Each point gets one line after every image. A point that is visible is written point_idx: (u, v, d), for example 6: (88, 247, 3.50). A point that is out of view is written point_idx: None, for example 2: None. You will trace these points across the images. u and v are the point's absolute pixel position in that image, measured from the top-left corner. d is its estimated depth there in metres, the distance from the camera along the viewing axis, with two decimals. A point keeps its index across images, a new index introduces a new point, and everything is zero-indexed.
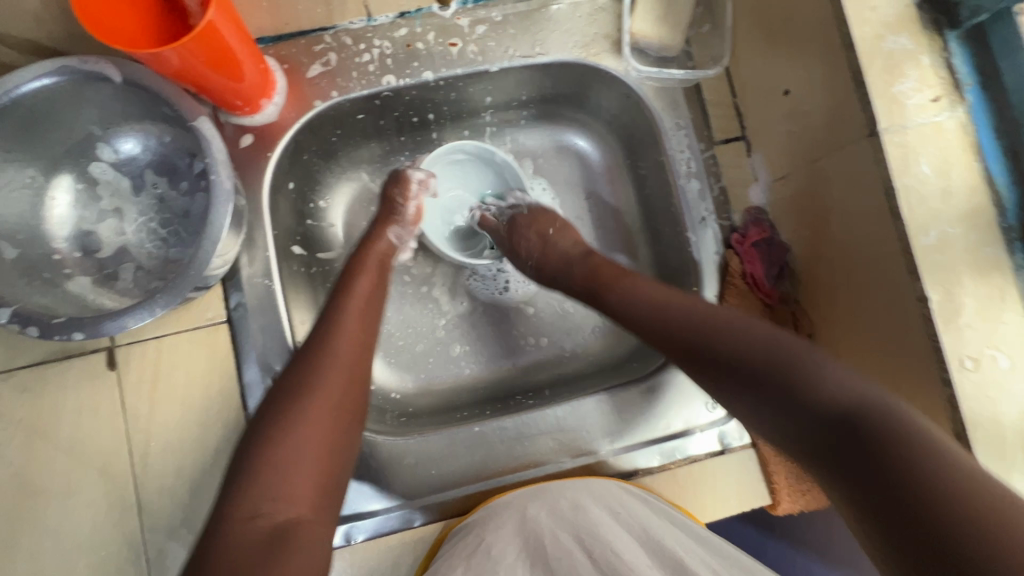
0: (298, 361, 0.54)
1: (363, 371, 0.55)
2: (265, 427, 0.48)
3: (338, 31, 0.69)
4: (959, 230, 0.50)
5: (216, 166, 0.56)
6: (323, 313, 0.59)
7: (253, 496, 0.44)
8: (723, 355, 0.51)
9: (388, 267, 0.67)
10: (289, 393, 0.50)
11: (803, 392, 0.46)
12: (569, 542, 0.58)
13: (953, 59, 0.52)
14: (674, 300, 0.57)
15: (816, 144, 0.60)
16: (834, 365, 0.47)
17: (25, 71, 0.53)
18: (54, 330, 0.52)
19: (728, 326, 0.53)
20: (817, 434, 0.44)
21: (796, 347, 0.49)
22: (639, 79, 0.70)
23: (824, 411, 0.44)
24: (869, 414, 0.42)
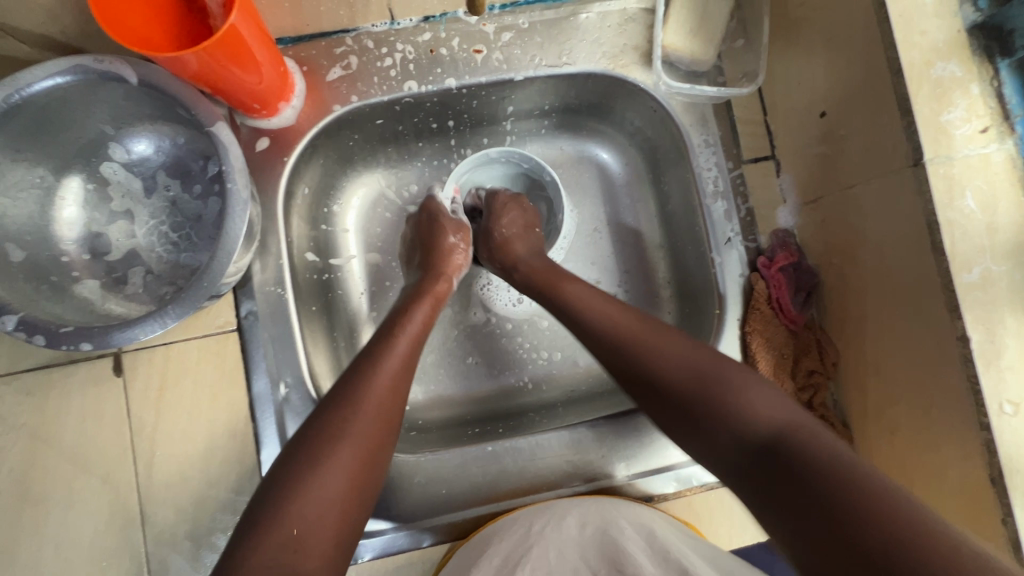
0: (335, 394, 0.51)
1: (396, 414, 0.52)
2: (292, 470, 0.45)
3: (360, 34, 0.67)
4: (1003, 268, 0.47)
5: (232, 174, 0.54)
6: (373, 344, 0.56)
7: (274, 543, 0.42)
8: (659, 366, 0.52)
9: (439, 301, 0.64)
10: (324, 433, 0.47)
11: (732, 409, 0.47)
12: (574, 560, 0.55)
13: (1004, 88, 0.49)
14: (616, 311, 0.59)
15: (851, 169, 0.58)
16: (759, 386, 0.48)
17: (38, 69, 0.52)
18: (62, 339, 0.51)
19: (665, 341, 0.54)
20: (743, 450, 0.46)
21: (724, 367, 0.51)
22: (668, 93, 0.68)
23: (748, 428, 0.46)
24: (791, 433, 0.44)
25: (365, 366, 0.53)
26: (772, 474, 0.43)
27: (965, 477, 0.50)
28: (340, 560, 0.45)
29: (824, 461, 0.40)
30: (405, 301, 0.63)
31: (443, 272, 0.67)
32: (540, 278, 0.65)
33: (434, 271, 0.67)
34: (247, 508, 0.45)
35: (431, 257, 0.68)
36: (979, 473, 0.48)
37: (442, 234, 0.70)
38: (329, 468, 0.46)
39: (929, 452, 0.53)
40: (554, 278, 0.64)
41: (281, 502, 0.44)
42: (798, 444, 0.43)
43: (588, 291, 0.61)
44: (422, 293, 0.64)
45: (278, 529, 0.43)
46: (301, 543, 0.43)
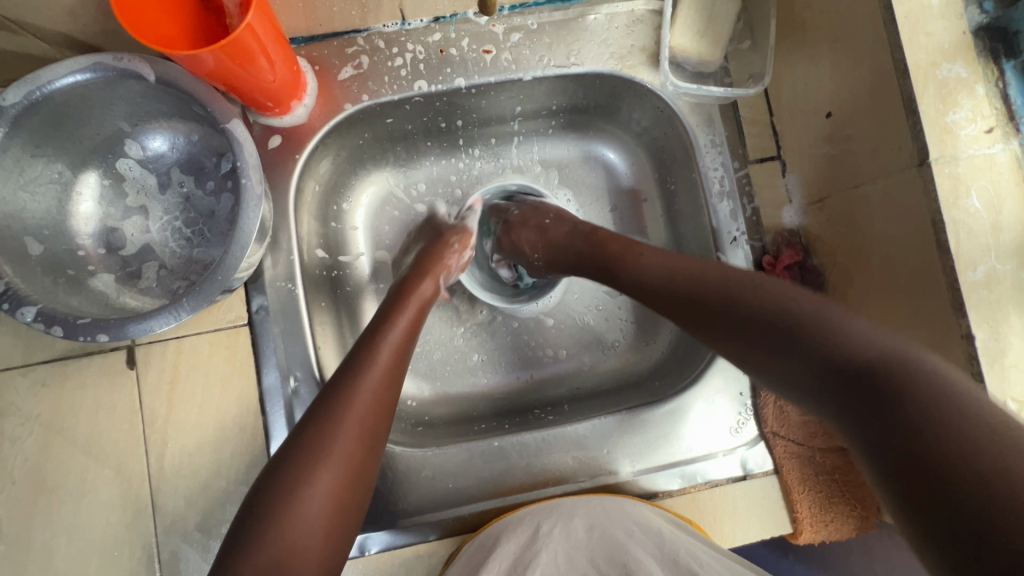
0: (312, 410, 0.48)
1: (377, 425, 0.50)
2: (270, 495, 0.43)
3: (371, 34, 0.68)
4: (1008, 267, 0.48)
5: (247, 170, 0.55)
6: (352, 353, 0.53)
7: (258, 565, 0.40)
8: (733, 309, 0.47)
9: (427, 305, 0.63)
10: (301, 453, 0.45)
11: (822, 342, 0.40)
12: (583, 565, 0.58)
13: (1009, 89, 0.50)
14: (683, 262, 0.54)
15: (857, 169, 0.58)
16: (860, 318, 0.41)
17: (59, 66, 0.53)
18: (79, 331, 0.51)
19: (742, 281, 0.49)
20: (836, 390, 0.39)
21: (811, 301, 0.44)
22: (675, 94, 0.69)
23: (839, 362, 0.39)
24: (896, 368, 0.36)
25: (349, 372, 0.51)
26: (871, 415, 0.36)
27: None
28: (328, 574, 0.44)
29: (930, 396, 0.34)
30: (390, 305, 0.61)
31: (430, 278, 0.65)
32: (596, 254, 0.63)
33: (423, 275, 0.65)
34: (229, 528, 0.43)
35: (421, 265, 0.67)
36: None
37: (444, 245, 0.71)
38: (312, 481, 0.44)
39: None
40: (605, 253, 0.62)
41: (263, 521, 0.42)
42: (896, 375, 0.36)
43: (650, 253, 0.58)
44: (408, 297, 0.62)
45: (261, 550, 0.41)
46: (285, 563, 0.41)
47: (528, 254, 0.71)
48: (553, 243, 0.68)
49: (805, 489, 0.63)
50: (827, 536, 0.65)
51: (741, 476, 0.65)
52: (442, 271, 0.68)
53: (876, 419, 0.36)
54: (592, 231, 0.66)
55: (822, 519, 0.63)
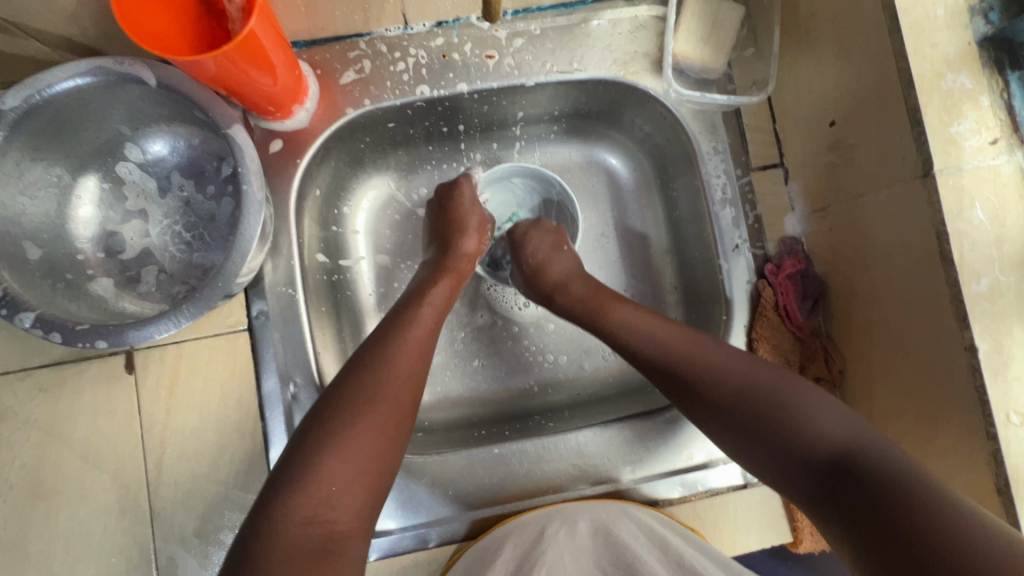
0: (363, 356, 0.52)
1: (421, 376, 0.53)
2: (320, 428, 0.46)
3: (373, 38, 0.67)
4: (1012, 279, 0.48)
5: (247, 176, 0.55)
6: (397, 313, 0.57)
7: (311, 501, 0.43)
8: (719, 391, 0.51)
9: (463, 274, 0.66)
10: (355, 393, 0.48)
11: (798, 430, 0.46)
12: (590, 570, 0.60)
13: (1013, 100, 0.50)
14: (666, 327, 0.57)
15: (861, 179, 0.58)
16: (824, 403, 0.47)
17: (59, 69, 0.52)
18: (78, 337, 0.51)
19: (718, 356, 0.53)
20: (813, 477, 0.44)
21: (787, 385, 0.49)
22: (678, 100, 0.68)
23: (819, 451, 0.44)
24: (862, 457, 0.42)
25: (392, 330, 0.54)
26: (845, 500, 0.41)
27: (972, 488, 0.50)
28: (371, 518, 0.46)
29: (899, 476, 0.39)
30: (428, 277, 0.64)
31: (466, 253, 0.67)
32: (583, 303, 0.64)
33: (456, 241, 0.68)
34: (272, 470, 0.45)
35: (449, 232, 0.69)
36: (986, 483, 0.48)
37: (471, 206, 0.70)
38: (365, 418, 0.47)
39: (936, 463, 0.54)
40: (597, 300, 0.63)
41: (316, 451, 0.45)
42: (871, 464, 0.41)
43: (637, 312, 0.60)
44: (446, 268, 0.65)
45: (312, 488, 0.43)
46: (336, 500, 0.43)
47: (521, 259, 0.70)
48: (551, 280, 0.67)
49: None
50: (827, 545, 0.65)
51: (742, 485, 0.65)
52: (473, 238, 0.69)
53: (851, 506, 0.40)
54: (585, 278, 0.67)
55: None
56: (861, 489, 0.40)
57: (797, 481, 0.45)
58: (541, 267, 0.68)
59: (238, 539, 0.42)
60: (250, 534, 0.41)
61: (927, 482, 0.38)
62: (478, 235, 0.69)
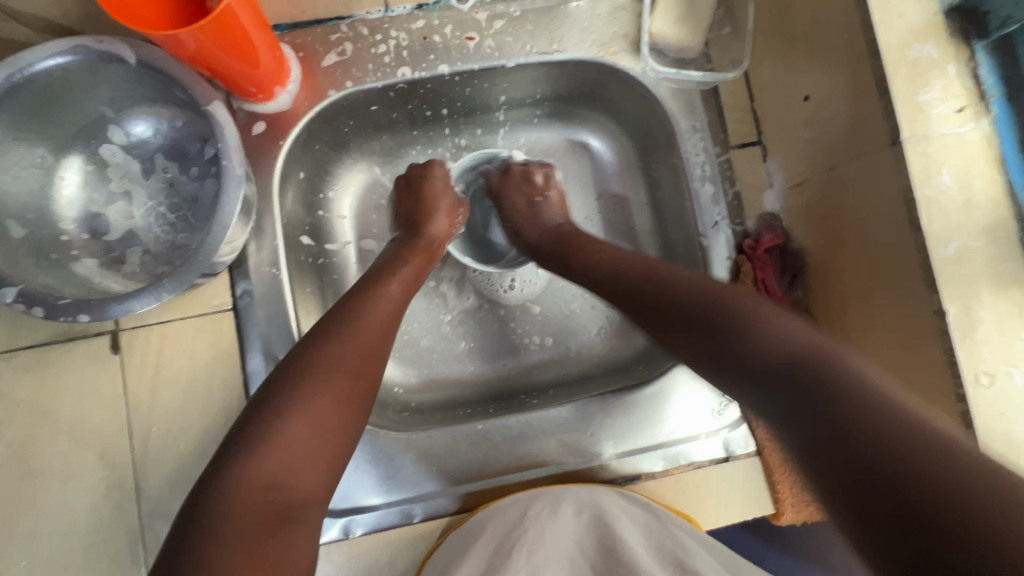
0: (326, 325, 0.53)
1: (385, 347, 0.54)
2: (284, 394, 0.47)
3: (354, 21, 0.68)
4: (978, 243, 0.49)
5: (228, 152, 0.56)
6: (362, 285, 0.58)
7: (271, 466, 0.43)
8: (675, 304, 0.51)
9: (433, 256, 0.67)
10: (319, 362, 0.49)
11: (753, 340, 0.44)
12: (571, 551, 0.59)
13: (979, 70, 0.51)
14: (634, 261, 0.58)
15: (834, 152, 0.59)
16: (785, 317, 0.45)
17: (40, 48, 0.53)
18: (61, 311, 0.52)
19: (683, 278, 0.53)
20: (766, 385, 0.43)
21: (753, 300, 0.48)
22: (656, 79, 0.69)
23: (771, 357, 0.43)
24: (817, 361, 0.40)
25: (358, 303, 0.55)
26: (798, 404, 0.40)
27: None
28: (331, 485, 0.47)
29: (853, 387, 0.38)
30: (397, 254, 0.65)
31: (437, 236, 0.68)
32: (557, 247, 0.65)
33: (426, 217, 0.69)
34: (229, 435, 0.46)
35: (417, 205, 0.70)
36: None
37: (444, 194, 0.71)
38: (328, 386, 0.48)
39: None
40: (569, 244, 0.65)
41: (277, 418, 0.45)
42: (819, 371, 0.40)
43: (606, 247, 0.61)
44: (414, 248, 0.66)
45: (270, 454, 0.44)
46: (294, 467, 0.44)
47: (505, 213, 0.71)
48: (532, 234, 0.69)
49: (786, 470, 0.64)
50: (808, 517, 0.65)
51: (725, 458, 0.65)
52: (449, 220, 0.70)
53: (804, 412, 0.39)
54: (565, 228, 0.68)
55: (803, 499, 0.64)
56: (815, 395, 0.39)
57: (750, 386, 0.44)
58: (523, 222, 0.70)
59: (192, 500, 0.42)
60: (206, 494, 0.42)
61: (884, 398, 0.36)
62: (445, 208, 0.70)
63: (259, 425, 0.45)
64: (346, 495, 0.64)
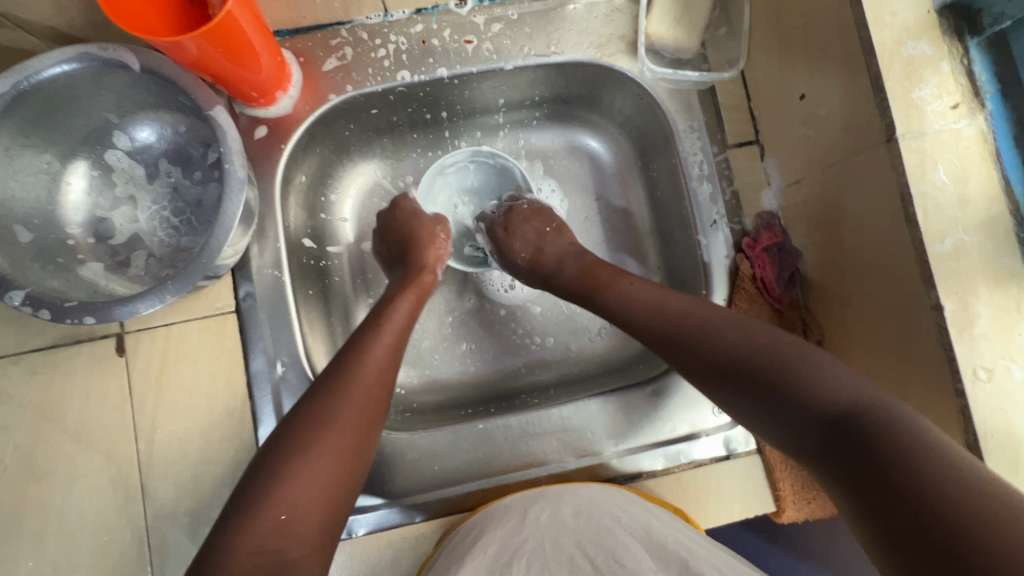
0: (322, 380, 0.52)
1: (379, 398, 0.53)
2: (275, 455, 0.46)
3: (354, 26, 0.69)
4: (975, 238, 0.49)
5: (230, 156, 0.56)
6: (358, 333, 0.57)
7: (261, 529, 0.43)
8: (720, 352, 0.51)
9: (426, 293, 0.66)
10: (310, 420, 0.48)
11: (797, 391, 0.45)
12: (570, 549, 0.59)
13: (973, 65, 0.51)
14: (672, 303, 0.57)
15: (831, 150, 0.59)
16: (836, 365, 0.45)
17: (45, 56, 0.54)
18: (66, 314, 0.53)
19: (726, 323, 0.53)
20: (812, 435, 0.43)
21: (798, 349, 0.48)
22: (653, 80, 0.70)
23: (821, 408, 0.43)
24: (869, 413, 0.41)
25: (351, 354, 0.55)
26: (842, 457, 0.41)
27: None
28: (324, 543, 0.46)
29: (906, 440, 0.38)
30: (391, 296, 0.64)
31: (426, 264, 0.69)
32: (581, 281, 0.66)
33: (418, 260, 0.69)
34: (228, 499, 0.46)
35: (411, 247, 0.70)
36: (955, 439, 0.49)
37: (426, 224, 0.72)
38: (320, 443, 0.47)
39: None
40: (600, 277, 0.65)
41: (267, 482, 0.45)
42: (871, 423, 0.40)
43: (639, 286, 0.61)
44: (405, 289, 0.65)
45: (261, 519, 0.43)
46: (286, 529, 0.44)
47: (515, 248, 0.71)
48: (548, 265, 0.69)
49: (788, 468, 0.64)
50: (810, 514, 0.65)
51: (725, 456, 0.66)
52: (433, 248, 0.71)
53: (855, 469, 0.39)
54: (584, 255, 0.69)
55: (804, 496, 0.64)
56: (866, 451, 0.39)
57: (801, 437, 0.44)
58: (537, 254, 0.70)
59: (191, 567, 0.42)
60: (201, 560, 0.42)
61: (934, 452, 0.37)
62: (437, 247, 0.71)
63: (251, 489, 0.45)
64: None
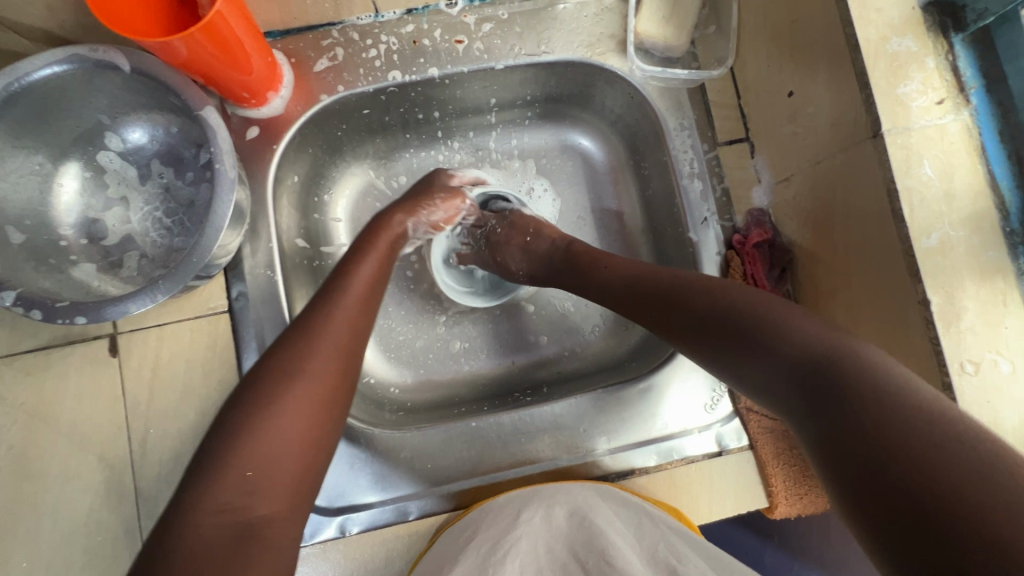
0: (290, 334, 0.50)
1: (351, 354, 0.51)
2: (243, 412, 0.45)
3: (345, 27, 0.69)
4: (961, 233, 0.49)
5: (221, 155, 0.57)
6: (328, 286, 0.55)
7: (227, 486, 0.41)
8: (699, 310, 0.50)
9: (393, 252, 0.64)
10: (278, 373, 0.46)
11: (772, 342, 0.44)
12: (564, 556, 0.62)
13: (958, 62, 0.52)
14: (655, 270, 0.57)
15: (819, 147, 0.59)
16: (819, 320, 0.44)
17: (36, 58, 0.54)
18: (57, 314, 0.53)
19: (704, 283, 0.52)
20: (788, 390, 0.42)
21: (775, 302, 0.47)
22: (643, 78, 0.70)
23: (796, 357, 0.42)
24: (843, 358, 0.39)
25: (322, 307, 0.52)
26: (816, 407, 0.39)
27: None
28: (298, 502, 0.45)
29: (879, 382, 0.37)
30: (357, 247, 0.61)
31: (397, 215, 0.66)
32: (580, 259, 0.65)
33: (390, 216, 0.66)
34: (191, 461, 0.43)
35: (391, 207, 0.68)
36: None
37: (426, 198, 0.69)
38: (287, 396, 0.45)
39: None
40: (591, 256, 0.64)
41: (234, 438, 0.43)
42: (844, 367, 0.39)
43: (620, 261, 0.61)
44: (373, 242, 0.62)
45: (228, 476, 0.41)
46: (253, 485, 0.42)
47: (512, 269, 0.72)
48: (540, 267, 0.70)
49: (780, 464, 0.64)
50: (802, 510, 0.65)
51: (717, 452, 0.66)
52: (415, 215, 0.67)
53: (827, 414, 0.38)
54: (569, 244, 0.68)
55: (796, 492, 0.64)
56: (838, 393, 0.38)
57: (778, 386, 0.43)
58: (531, 267, 0.70)
59: (154, 532, 0.39)
60: (166, 519, 0.40)
61: (912, 393, 0.35)
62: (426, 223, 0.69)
63: (218, 447, 0.43)
64: (342, 494, 0.64)
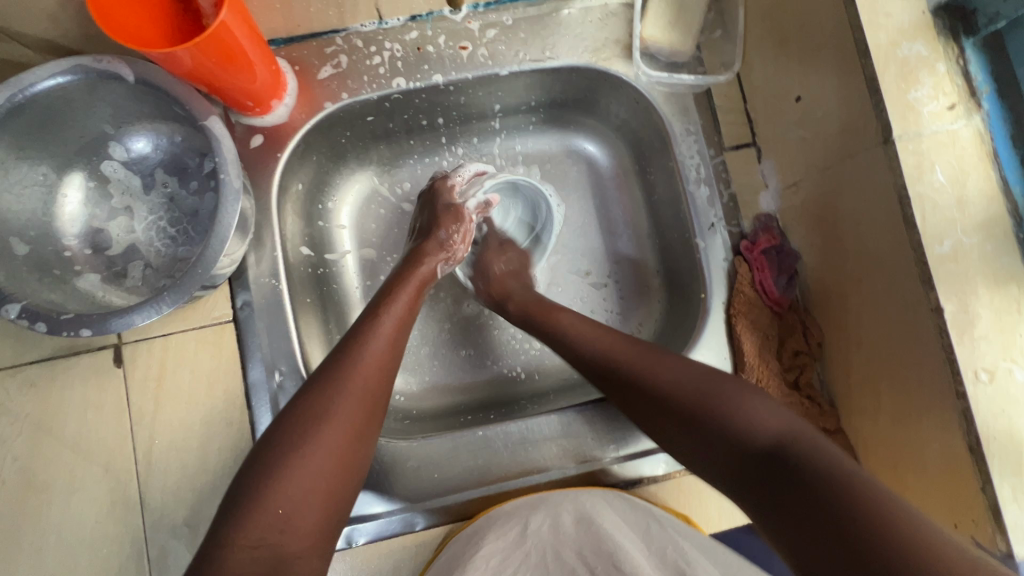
0: (322, 373, 0.53)
1: (378, 396, 0.54)
2: (277, 449, 0.48)
3: (349, 34, 0.69)
4: (974, 239, 0.49)
5: (225, 166, 0.56)
6: (359, 324, 0.58)
7: (259, 525, 0.45)
8: (655, 385, 0.55)
9: (424, 289, 0.65)
10: (309, 416, 0.50)
11: (728, 421, 0.49)
12: (572, 563, 0.58)
13: (969, 66, 0.51)
14: (612, 337, 0.61)
15: (828, 152, 0.59)
16: (764, 403, 0.50)
17: (40, 69, 0.54)
18: (62, 326, 0.52)
19: (659, 359, 0.57)
20: (747, 466, 0.47)
21: (724, 382, 0.53)
22: (648, 84, 0.70)
23: (754, 439, 0.47)
24: (794, 443, 0.45)
25: (353, 348, 0.55)
26: (772, 481, 0.44)
27: (948, 448, 0.50)
28: (325, 535, 0.48)
29: (826, 465, 0.42)
30: (389, 286, 0.64)
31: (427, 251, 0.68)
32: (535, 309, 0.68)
33: (420, 256, 0.68)
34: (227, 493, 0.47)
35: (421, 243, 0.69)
36: (958, 442, 0.49)
37: (439, 231, 0.70)
38: (316, 438, 0.49)
39: (912, 427, 0.54)
40: (545, 308, 0.68)
41: (268, 476, 0.46)
42: (797, 451, 0.45)
43: (580, 321, 0.64)
44: (403, 280, 0.64)
45: (264, 512, 0.45)
46: (285, 524, 0.45)
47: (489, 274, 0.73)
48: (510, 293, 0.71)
49: None
50: None
51: None
52: (441, 255, 0.68)
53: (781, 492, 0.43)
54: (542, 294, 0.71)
55: None
56: (791, 474, 0.43)
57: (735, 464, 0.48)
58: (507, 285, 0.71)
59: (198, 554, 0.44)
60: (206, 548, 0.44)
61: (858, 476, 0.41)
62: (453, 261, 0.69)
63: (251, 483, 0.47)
64: None
